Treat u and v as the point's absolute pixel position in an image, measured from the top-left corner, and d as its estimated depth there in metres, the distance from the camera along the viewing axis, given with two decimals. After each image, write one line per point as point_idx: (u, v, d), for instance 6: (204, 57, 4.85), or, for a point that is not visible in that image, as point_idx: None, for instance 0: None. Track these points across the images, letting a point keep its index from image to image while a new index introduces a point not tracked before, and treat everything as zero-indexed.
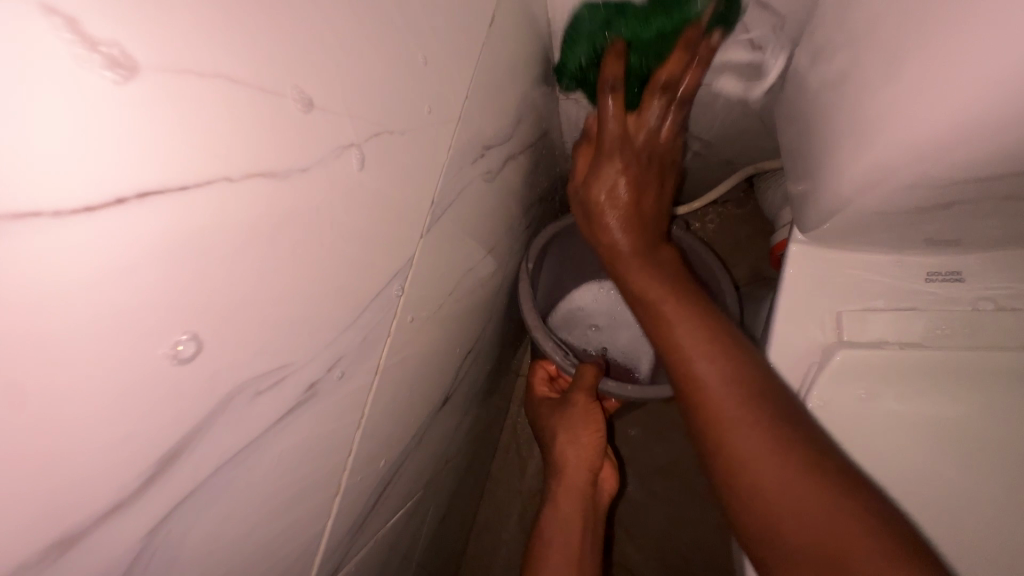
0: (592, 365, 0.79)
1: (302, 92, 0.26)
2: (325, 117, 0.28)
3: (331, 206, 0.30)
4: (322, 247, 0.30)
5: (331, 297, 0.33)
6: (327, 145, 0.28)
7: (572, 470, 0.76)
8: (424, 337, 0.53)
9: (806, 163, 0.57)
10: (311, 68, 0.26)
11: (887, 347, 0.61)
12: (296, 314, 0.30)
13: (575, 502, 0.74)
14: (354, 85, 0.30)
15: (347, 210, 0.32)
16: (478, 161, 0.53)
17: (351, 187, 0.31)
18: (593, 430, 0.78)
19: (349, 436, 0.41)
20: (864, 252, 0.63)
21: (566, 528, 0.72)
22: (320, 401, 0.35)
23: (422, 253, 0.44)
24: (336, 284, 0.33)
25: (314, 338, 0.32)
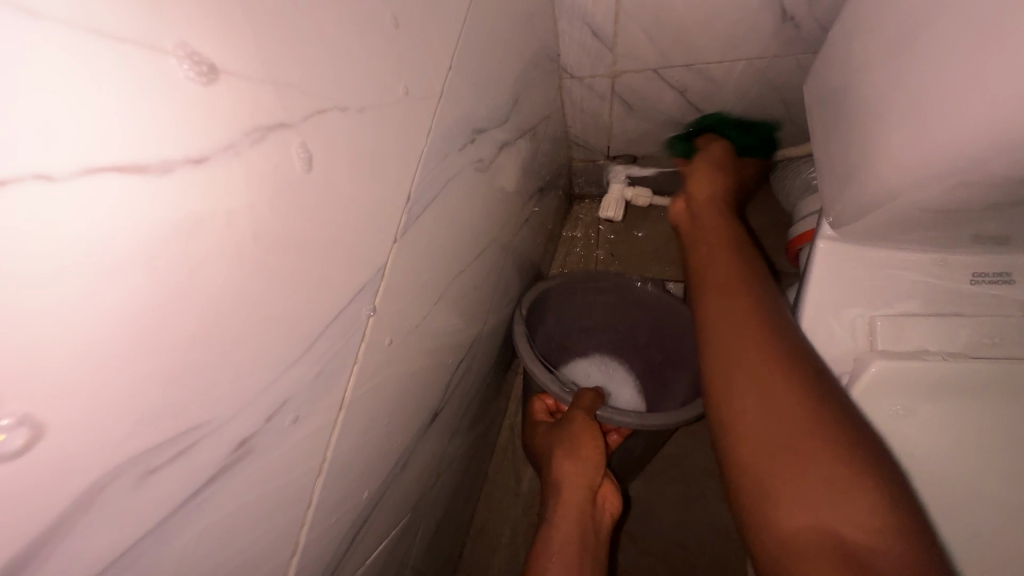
0: (591, 392, 0.76)
1: (193, 51, 0.18)
2: (234, 87, 0.20)
3: (253, 212, 0.22)
4: (243, 268, 0.22)
5: (267, 330, 0.25)
6: (239, 127, 0.21)
7: (571, 488, 0.70)
8: (405, 353, 0.45)
9: (847, 151, 0.49)
10: (209, 19, 0.19)
11: (931, 358, 0.53)
12: (209, 359, 0.22)
13: (574, 522, 0.66)
14: (282, 47, 0.22)
15: (281, 217, 0.24)
16: (467, 148, 0.45)
17: (287, 186, 0.24)
18: (592, 447, 0.72)
19: (308, 486, 0.34)
20: (903, 251, 0.55)
21: (564, 552, 0.64)
22: (258, 459, 0.27)
23: (397, 260, 0.36)
24: (271, 311, 0.25)
25: (242, 384, 0.24)
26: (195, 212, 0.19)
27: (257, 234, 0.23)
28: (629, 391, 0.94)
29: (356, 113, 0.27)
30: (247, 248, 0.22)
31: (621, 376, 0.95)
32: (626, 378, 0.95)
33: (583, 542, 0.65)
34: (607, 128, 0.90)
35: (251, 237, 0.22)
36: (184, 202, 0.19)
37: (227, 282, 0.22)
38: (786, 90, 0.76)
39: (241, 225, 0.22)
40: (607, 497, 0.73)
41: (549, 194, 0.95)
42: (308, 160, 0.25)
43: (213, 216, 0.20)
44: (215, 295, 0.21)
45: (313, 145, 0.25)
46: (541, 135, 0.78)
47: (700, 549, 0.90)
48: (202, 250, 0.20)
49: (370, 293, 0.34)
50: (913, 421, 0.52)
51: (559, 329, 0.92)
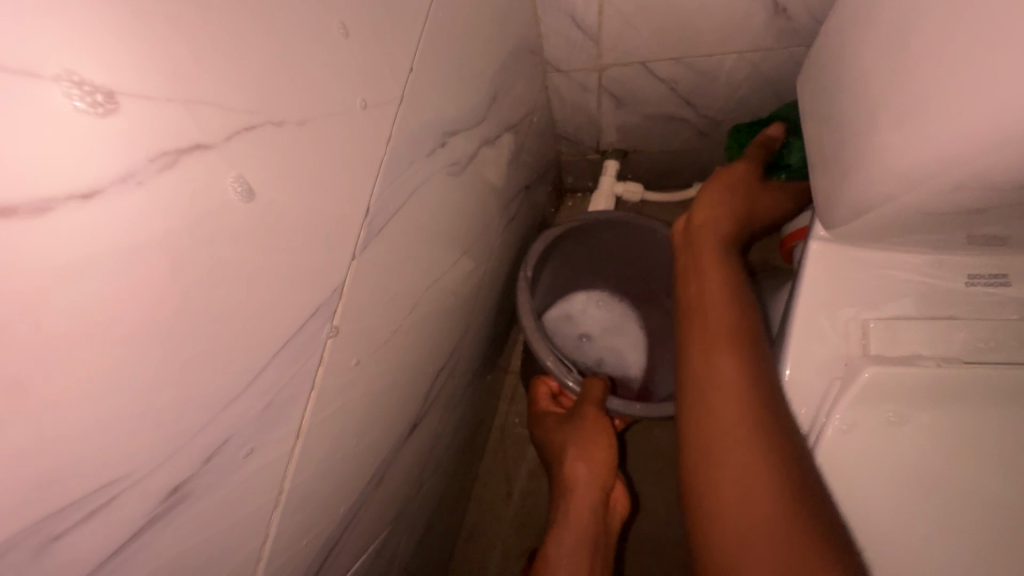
0: (598, 382, 0.72)
1: (79, 75, 0.16)
2: (142, 114, 0.18)
3: (176, 246, 0.20)
4: (171, 304, 0.20)
5: (206, 367, 0.23)
6: (151, 158, 0.18)
7: (584, 490, 0.66)
8: (376, 369, 0.43)
9: (839, 153, 0.47)
10: (104, 40, 0.17)
11: (924, 364, 0.51)
12: (132, 407, 0.20)
13: (586, 525, 0.65)
14: (204, 64, 0.20)
15: (212, 247, 0.21)
16: (439, 152, 0.42)
17: (221, 215, 0.21)
18: (605, 447, 0.68)
19: (263, 520, 0.32)
20: (896, 251, 0.53)
21: (575, 553, 0.62)
22: (197, 503, 0.25)
23: (358, 277, 0.34)
24: (206, 348, 0.23)
25: (171, 429, 0.22)
26: (93, 252, 0.17)
27: (179, 270, 0.20)
28: (629, 327, 0.90)
29: (296, 127, 0.25)
30: (166, 284, 0.20)
31: (623, 312, 0.91)
32: (629, 318, 0.91)
33: (594, 542, 0.64)
34: (596, 123, 0.88)
35: (167, 271, 0.20)
36: (71, 246, 0.17)
37: (143, 322, 0.20)
38: (778, 83, 0.74)
39: (153, 262, 0.19)
40: (618, 500, 0.72)
41: (537, 191, 0.92)
42: (246, 192, 0.22)
43: (116, 257, 0.18)
44: (129, 339, 0.19)
45: (249, 169, 0.22)
46: (525, 132, 0.75)
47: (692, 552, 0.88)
48: (104, 293, 0.18)
49: (328, 314, 0.31)
50: (909, 431, 0.50)
51: (564, 267, 0.86)
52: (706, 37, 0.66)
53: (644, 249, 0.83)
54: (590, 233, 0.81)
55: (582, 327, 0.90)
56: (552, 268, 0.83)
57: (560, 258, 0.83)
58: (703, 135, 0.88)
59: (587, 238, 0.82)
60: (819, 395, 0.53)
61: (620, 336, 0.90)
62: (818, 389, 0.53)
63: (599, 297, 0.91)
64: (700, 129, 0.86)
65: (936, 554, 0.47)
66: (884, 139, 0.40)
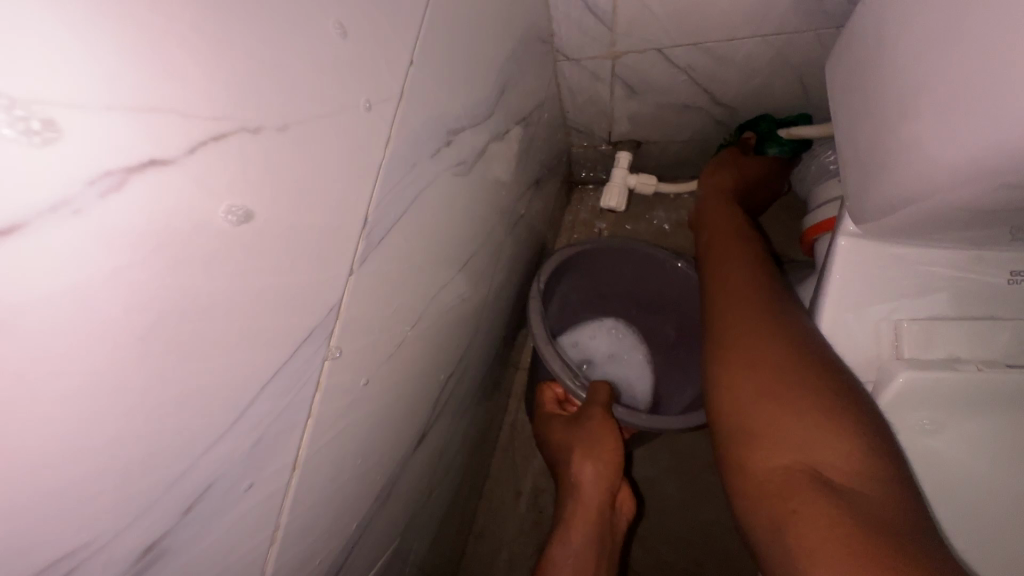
0: (605, 385, 0.68)
1: (2, 94, 0.13)
2: (86, 134, 0.15)
3: (136, 284, 0.17)
4: (126, 341, 0.17)
5: (175, 413, 0.20)
6: (97, 180, 0.15)
7: (591, 491, 0.64)
8: (382, 385, 0.40)
9: (876, 145, 0.43)
10: (35, 49, 0.14)
11: (963, 369, 0.48)
12: (86, 469, 0.18)
13: (593, 526, 0.62)
14: (161, 68, 0.17)
15: (182, 278, 0.19)
16: (444, 152, 0.39)
17: (186, 240, 0.18)
18: (613, 449, 0.64)
19: (258, 558, 0.29)
20: (933, 248, 0.49)
21: (581, 555, 0.60)
22: (178, 556, 0.23)
23: (357, 292, 0.31)
24: (177, 391, 0.20)
25: (138, 485, 0.20)
26: (28, 302, 0.15)
27: (139, 309, 0.17)
28: (636, 358, 0.88)
29: (276, 134, 0.21)
30: (123, 328, 0.17)
31: (629, 342, 0.88)
32: (635, 348, 0.88)
33: (602, 543, 0.62)
34: (608, 113, 0.84)
35: (122, 311, 0.17)
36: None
37: (100, 372, 0.17)
38: (803, 66, 0.69)
39: (105, 305, 0.16)
40: (626, 499, 0.68)
41: (547, 185, 0.89)
42: (243, 216, 0.21)
43: (59, 306, 0.15)
44: (81, 394, 0.17)
45: (221, 184, 0.19)
46: (535, 125, 0.71)
47: (708, 553, 0.85)
48: (46, 347, 0.15)
49: (323, 337, 0.28)
50: (937, 438, 0.49)
51: (576, 289, 0.84)
52: (728, 21, 0.62)
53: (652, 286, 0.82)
54: (601, 258, 0.80)
55: (587, 354, 0.87)
56: (567, 284, 0.81)
57: (577, 274, 0.81)
58: (720, 124, 0.84)
59: (602, 262, 0.80)
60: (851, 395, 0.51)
61: (626, 367, 0.87)
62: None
63: (609, 325, 0.89)
64: (717, 118, 0.82)
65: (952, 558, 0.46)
66: (936, 126, 0.36)
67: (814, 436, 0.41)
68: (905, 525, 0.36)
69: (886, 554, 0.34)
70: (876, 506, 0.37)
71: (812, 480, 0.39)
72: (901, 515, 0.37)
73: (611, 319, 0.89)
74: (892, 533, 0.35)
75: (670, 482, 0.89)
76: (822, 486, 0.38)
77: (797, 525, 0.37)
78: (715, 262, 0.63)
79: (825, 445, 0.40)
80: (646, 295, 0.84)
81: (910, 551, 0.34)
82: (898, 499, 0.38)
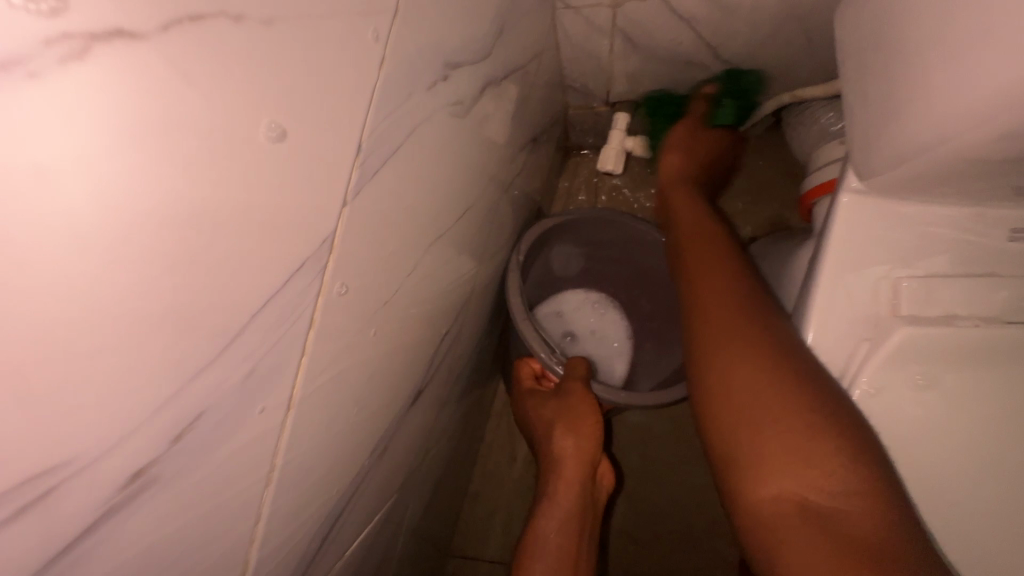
0: (584, 361, 0.67)
1: None
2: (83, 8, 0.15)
3: (129, 170, 0.17)
4: (127, 242, 0.18)
5: (173, 324, 0.20)
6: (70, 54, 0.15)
7: (571, 465, 0.62)
8: (378, 332, 0.39)
9: (874, 98, 0.43)
10: None
11: (960, 324, 0.48)
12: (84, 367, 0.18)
13: (575, 497, 0.61)
14: None
15: (182, 180, 0.19)
16: (441, 86, 0.37)
17: (190, 146, 0.19)
18: (594, 421, 0.64)
19: (256, 497, 0.29)
20: (933, 202, 0.49)
21: (565, 526, 0.59)
22: (171, 485, 0.22)
23: (351, 228, 0.29)
24: (162, 302, 0.19)
25: (131, 397, 0.19)
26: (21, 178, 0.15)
27: (124, 199, 0.17)
28: (617, 334, 0.87)
29: (263, 29, 0.21)
30: (113, 215, 0.17)
31: (613, 319, 0.88)
32: (616, 324, 0.87)
33: (582, 515, 0.61)
34: (608, 69, 0.81)
35: (105, 196, 0.17)
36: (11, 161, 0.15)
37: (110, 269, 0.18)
38: (809, 18, 0.67)
39: (95, 187, 0.17)
40: (604, 473, 0.68)
41: (544, 144, 0.86)
42: (278, 134, 0.22)
43: (38, 175, 0.15)
44: (63, 278, 0.16)
45: (217, 87, 0.19)
46: (533, 76, 0.69)
47: (696, 512, 0.87)
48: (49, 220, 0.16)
49: (316, 271, 0.27)
50: (930, 393, 0.48)
51: (557, 260, 0.82)
52: None
53: (637, 262, 0.81)
54: (581, 230, 0.78)
55: (568, 326, 0.86)
56: (546, 257, 0.80)
57: (560, 247, 0.80)
58: (719, 83, 0.81)
59: (581, 233, 0.79)
60: (842, 361, 0.49)
61: (608, 344, 0.86)
62: (840, 353, 0.50)
63: (594, 299, 0.88)
64: (719, 76, 0.80)
65: (935, 509, 0.47)
66: (942, 68, 0.36)
67: (793, 458, 0.41)
68: (890, 537, 0.37)
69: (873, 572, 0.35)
70: (864, 524, 0.38)
71: (803, 512, 0.39)
72: (885, 526, 0.38)
73: (595, 292, 0.88)
74: (879, 551, 0.36)
75: (662, 444, 0.90)
76: (814, 515, 0.39)
77: (787, 554, 0.39)
78: (692, 245, 0.62)
79: (808, 466, 0.40)
80: (623, 271, 0.84)
81: (893, 569, 0.35)
82: (884, 508, 0.39)
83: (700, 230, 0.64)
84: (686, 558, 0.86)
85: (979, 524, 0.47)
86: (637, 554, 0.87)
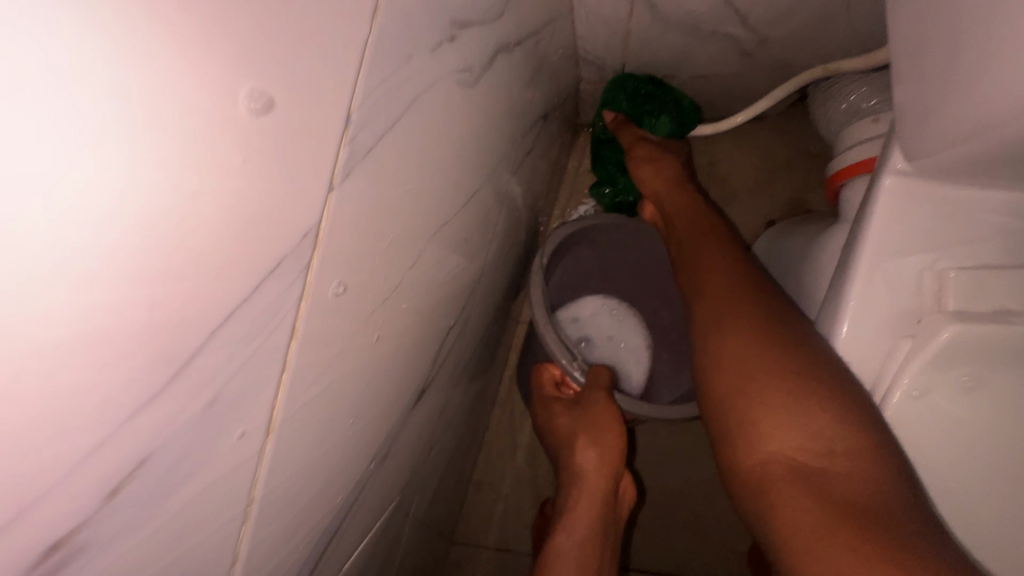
0: (607, 369, 0.64)
1: None
2: None
3: (53, 136, 0.14)
4: (66, 234, 0.15)
5: (121, 339, 0.17)
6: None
7: (593, 478, 0.58)
8: (378, 333, 0.34)
9: (927, 69, 0.37)
10: None
11: (1017, 322, 0.42)
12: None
13: (597, 513, 0.57)
14: None
15: (131, 159, 0.16)
16: (446, 49, 0.32)
17: (142, 116, 0.16)
18: (618, 435, 0.59)
19: (231, 535, 0.25)
20: (990, 189, 0.43)
21: (585, 544, 0.55)
22: (109, 541, 0.19)
23: (339, 220, 0.24)
24: (100, 316, 0.16)
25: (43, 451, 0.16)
26: None
27: (49, 175, 0.14)
28: (635, 343, 0.81)
29: None
30: (31, 193, 0.14)
31: (632, 328, 0.82)
32: (636, 334, 0.82)
33: (605, 531, 0.57)
34: (625, 40, 0.74)
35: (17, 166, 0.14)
36: None
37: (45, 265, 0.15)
38: None
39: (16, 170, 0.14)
40: (626, 487, 0.63)
41: (555, 120, 0.80)
42: (266, 106, 0.19)
43: None
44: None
45: (174, 46, 0.16)
46: (546, 45, 0.62)
47: (706, 510, 0.84)
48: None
49: (297, 271, 0.22)
50: (980, 396, 0.43)
51: (574, 265, 0.78)
52: None
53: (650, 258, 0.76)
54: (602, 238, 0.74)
55: (584, 331, 0.81)
56: (568, 262, 0.76)
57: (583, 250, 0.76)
58: (745, 55, 0.75)
59: (602, 234, 0.74)
60: (880, 359, 0.45)
61: (624, 352, 0.81)
62: (880, 352, 0.45)
63: (613, 306, 0.82)
64: (747, 48, 0.73)
65: (986, 522, 0.43)
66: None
67: (779, 419, 0.38)
68: (881, 497, 0.34)
69: (852, 532, 0.33)
70: (848, 486, 0.35)
71: (785, 475, 0.37)
72: (877, 487, 0.35)
73: (613, 299, 0.82)
74: (864, 511, 0.34)
75: (673, 438, 0.86)
76: (797, 477, 0.36)
77: (773, 519, 0.36)
78: (690, 251, 0.57)
79: (789, 426, 0.38)
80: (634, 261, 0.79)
81: (878, 530, 0.32)
82: (876, 467, 0.36)
83: (695, 229, 0.59)
84: (698, 554, 0.82)
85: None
86: (649, 551, 0.83)
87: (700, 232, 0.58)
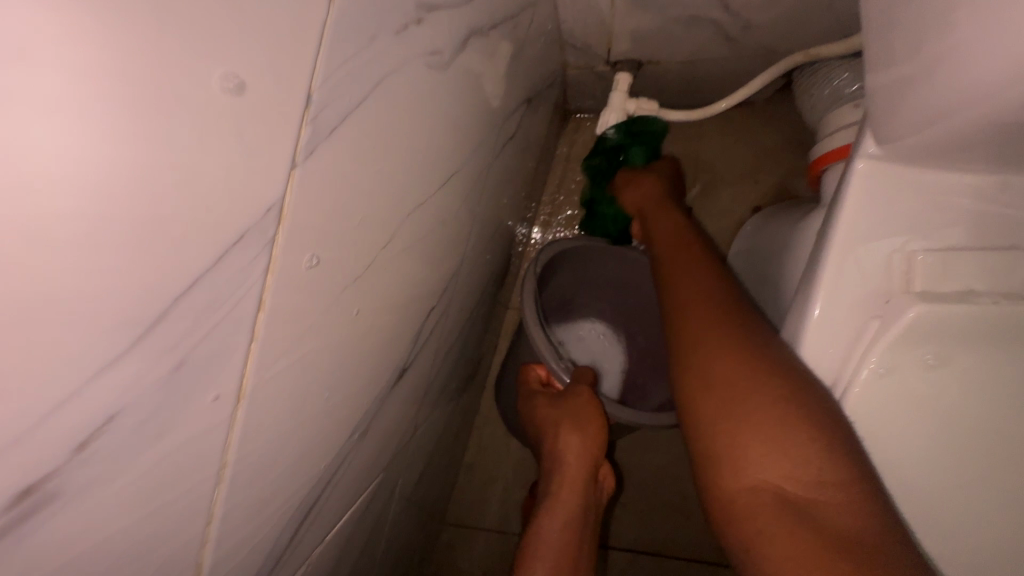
0: (592, 371, 0.67)
1: None
2: None
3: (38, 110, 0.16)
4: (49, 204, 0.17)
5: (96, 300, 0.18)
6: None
7: (575, 464, 0.60)
8: (352, 311, 0.36)
9: (889, 51, 0.38)
10: None
11: (976, 301, 0.43)
12: None
13: (576, 498, 0.59)
14: None
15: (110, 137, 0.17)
16: (413, 32, 0.32)
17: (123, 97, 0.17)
18: (600, 427, 0.62)
19: (204, 496, 0.26)
20: (956, 172, 0.44)
21: (567, 527, 0.57)
22: (79, 491, 0.20)
23: (306, 195, 0.25)
24: (80, 278, 0.18)
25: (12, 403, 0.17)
26: None
27: (23, 131, 0.16)
28: (615, 366, 0.83)
29: None
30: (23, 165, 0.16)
31: (613, 352, 0.83)
32: (615, 358, 0.83)
33: (584, 517, 0.59)
34: (608, 25, 0.75)
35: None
36: None
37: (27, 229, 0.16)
38: None
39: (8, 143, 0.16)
40: (607, 474, 0.66)
41: (541, 105, 0.81)
42: (236, 86, 0.20)
43: None
44: None
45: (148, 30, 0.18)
46: (526, 30, 0.63)
47: (687, 488, 0.86)
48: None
49: (262, 243, 0.23)
50: (938, 373, 0.45)
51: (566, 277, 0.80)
52: None
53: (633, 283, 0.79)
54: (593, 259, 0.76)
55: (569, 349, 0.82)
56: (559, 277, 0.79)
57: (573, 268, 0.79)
58: (727, 40, 0.75)
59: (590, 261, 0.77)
60: (852, 337, 0.46)
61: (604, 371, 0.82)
62: (847, 332, 0.46)
63: (597, 331, 0.84)
64: (728, 33, 0.74)
65: (942, 491, 0.45)
66: (984, 15, 0.31)
67: (768, 447, 0.39)
68: (878, 534, 0.35)
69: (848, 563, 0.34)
70: (840, 515, 0.36)
71: (777, 503, 0.38)
72: (868, 519, 0.36)
73: (598, 324, 0.84)
74: (859, 541, 0.35)
75: None
76: (788, 504, 0.37)
77: (765, 547, 0.37)
78: (673, 267, 0.59)
79: (780, 455, 0.39)
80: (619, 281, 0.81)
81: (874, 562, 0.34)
82: (865, 497, 0.37)
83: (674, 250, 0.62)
84: (680, 531, 0.85)
85: (983, 507, 0.45)
86: (631, 528, 0.86)
87: (680, 253, 0.60)
